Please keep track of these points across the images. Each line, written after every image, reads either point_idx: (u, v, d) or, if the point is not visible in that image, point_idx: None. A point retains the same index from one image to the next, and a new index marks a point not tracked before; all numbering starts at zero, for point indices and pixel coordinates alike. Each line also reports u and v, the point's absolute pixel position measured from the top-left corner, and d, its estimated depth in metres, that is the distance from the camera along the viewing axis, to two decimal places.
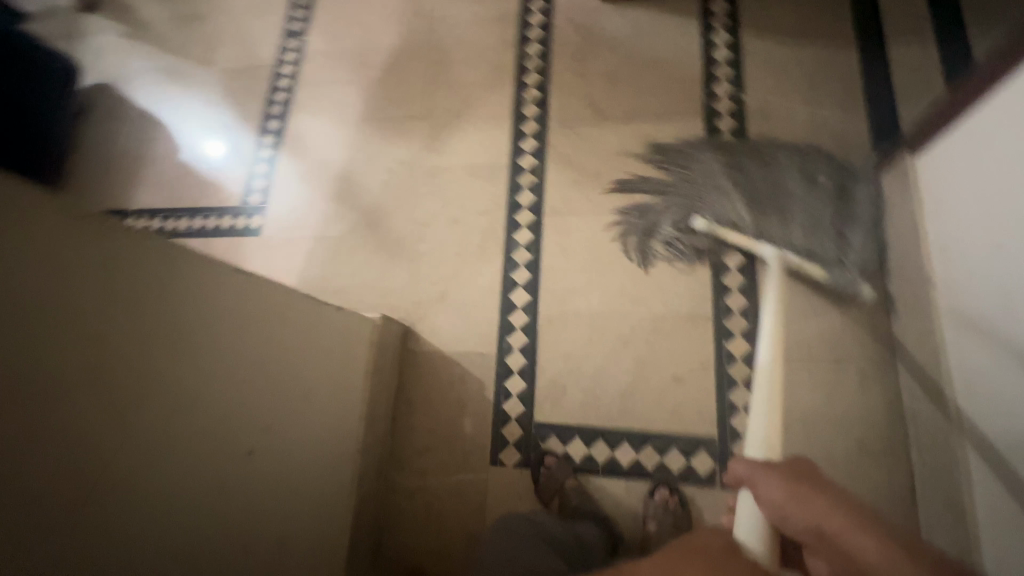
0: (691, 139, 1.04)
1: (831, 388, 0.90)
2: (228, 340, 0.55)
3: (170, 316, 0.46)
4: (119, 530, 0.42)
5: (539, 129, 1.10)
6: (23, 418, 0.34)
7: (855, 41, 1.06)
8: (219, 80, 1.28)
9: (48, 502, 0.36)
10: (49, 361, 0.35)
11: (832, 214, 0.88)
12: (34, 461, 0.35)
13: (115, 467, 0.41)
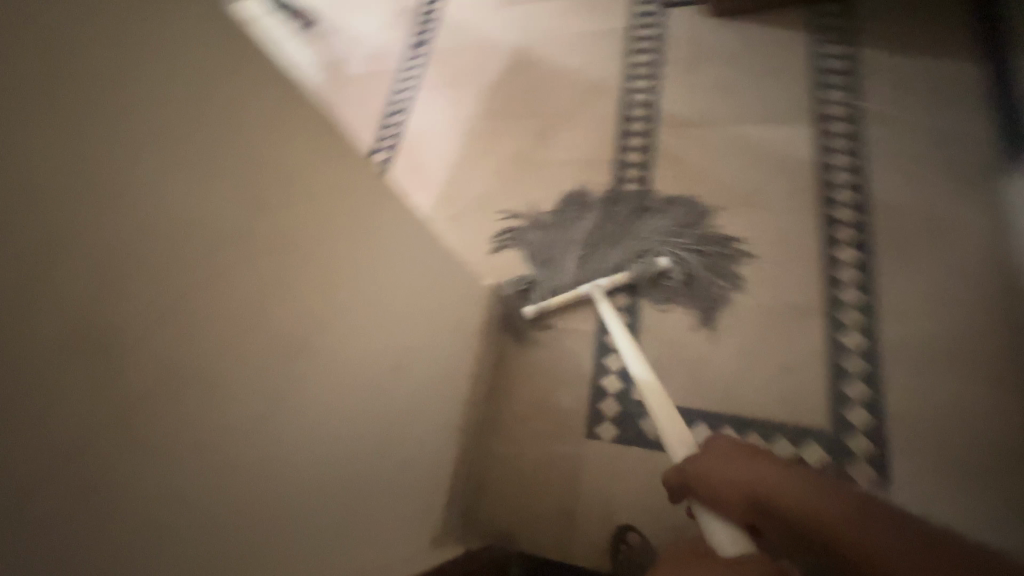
0: (802, 139, 1.05)
1: (965, 393, 0.81)
2: (394, 264, 0.68)
3: (366, 227, 0.61)
4: (318, 386, 0.54)
5: (647, 128, 1.16)
6: (285, 265, 0.47)
7: (976, 48, 1.03)
8: (356, 77, 1.49)
9: (286, 337, 0.48)
10: (302, 228, 0.49)
11: (624, 227, 1.05)
12: (286, 304, 0.48)
13: (321, 332, 0.53)
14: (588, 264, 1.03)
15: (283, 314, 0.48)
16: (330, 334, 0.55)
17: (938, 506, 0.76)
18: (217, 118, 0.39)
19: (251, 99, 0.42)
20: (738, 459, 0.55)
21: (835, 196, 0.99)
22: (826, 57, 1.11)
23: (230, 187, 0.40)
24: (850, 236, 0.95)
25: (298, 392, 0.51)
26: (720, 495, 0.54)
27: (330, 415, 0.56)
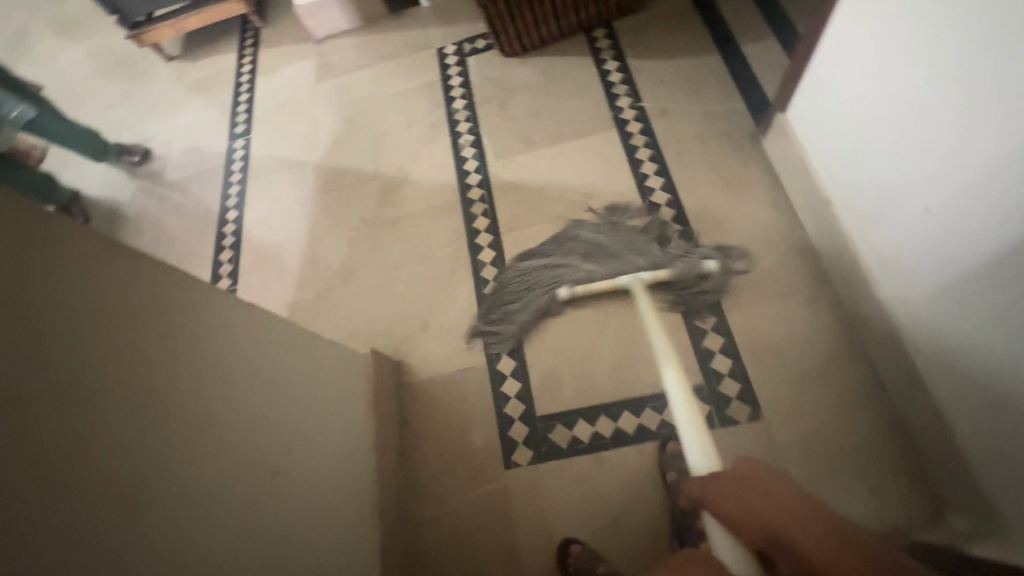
0: (609, 144, 1.20)
1: (791, 315, 0.94)
2: (240, 370, 0.66)
3: (191, 340, 0.59)
4: (180, 523, 0.49)
5: (480, 164, 1.24)
6: (98, 409, 0.44)
7: (712, 42, 1.25)
8: (180, 181, 1.43)
9: (122, 483, 0.45)
10: (112, 365, 0.47)
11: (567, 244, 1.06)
12: (110, 448, 0.44)
13: (164, 465, 0.50)
14: (560, 285, 1.01)
15: (128, 443, 0.46)
16: (182, 455, 0.52)
17: (803, 417, 0.88)
18: (9, 273, 0.39)
19: (8, 228, 0.40)
20: (746, 493, 0.61)
21: (647, 184, 1.13)
22: (607, 72, 1.28)
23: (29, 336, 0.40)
24: (670, 213, 1.09)
25: (172, 519, 0.49)
26: (743, 525, 0.60)
27: (208, 540, 0.52)
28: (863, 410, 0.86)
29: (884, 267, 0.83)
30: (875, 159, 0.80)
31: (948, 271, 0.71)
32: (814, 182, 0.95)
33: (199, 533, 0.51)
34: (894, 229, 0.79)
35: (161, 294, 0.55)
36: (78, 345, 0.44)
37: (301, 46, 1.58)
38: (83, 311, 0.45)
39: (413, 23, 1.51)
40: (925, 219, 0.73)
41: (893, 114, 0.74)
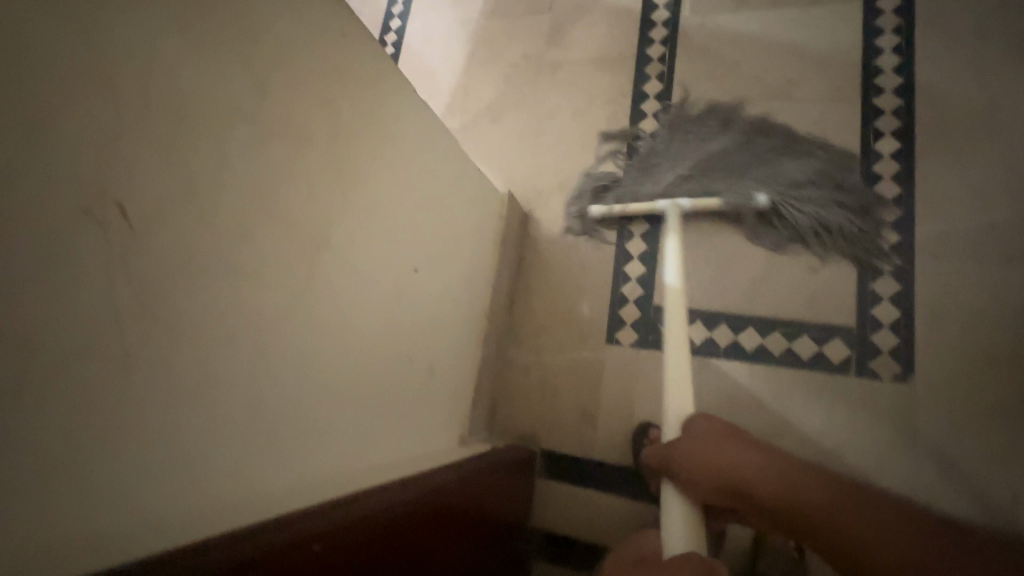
0: (845, 21, 0.95)
1: (998, 288, 0.79)
2: (415, 166, 0.65)
3: (384, 121, 0.57)
4: (338, 289, 0.53)
5: (673, 16, 1.06)
6: (300, 157, 0.45)
7: None
8: None
9: (305, 235, 0.47)
10: (317, 118, 0.46)
11: (732, 159, 0.90)
12: (301, 198, 0.46)
13: (338, 233, 0.51)
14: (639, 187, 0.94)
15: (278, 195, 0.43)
16: (354, 228, 0.54)
17: (961, 395, 0.77)
18: None
19: None
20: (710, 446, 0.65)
21: (876, 84, 0.91)
22: None
23: (215, 41, 0.36)
24: (892, 126, 0.89)
25: (315, 283, 0.49)
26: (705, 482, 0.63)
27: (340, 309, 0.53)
28: None
29: None
30: None
31: None
32: None
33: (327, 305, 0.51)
34: None
35: (367, 62, 0.53)
36: (289, 99, 0.43)
37: None
38: (297, 64, 0.43)
39: None
40: None
41: None
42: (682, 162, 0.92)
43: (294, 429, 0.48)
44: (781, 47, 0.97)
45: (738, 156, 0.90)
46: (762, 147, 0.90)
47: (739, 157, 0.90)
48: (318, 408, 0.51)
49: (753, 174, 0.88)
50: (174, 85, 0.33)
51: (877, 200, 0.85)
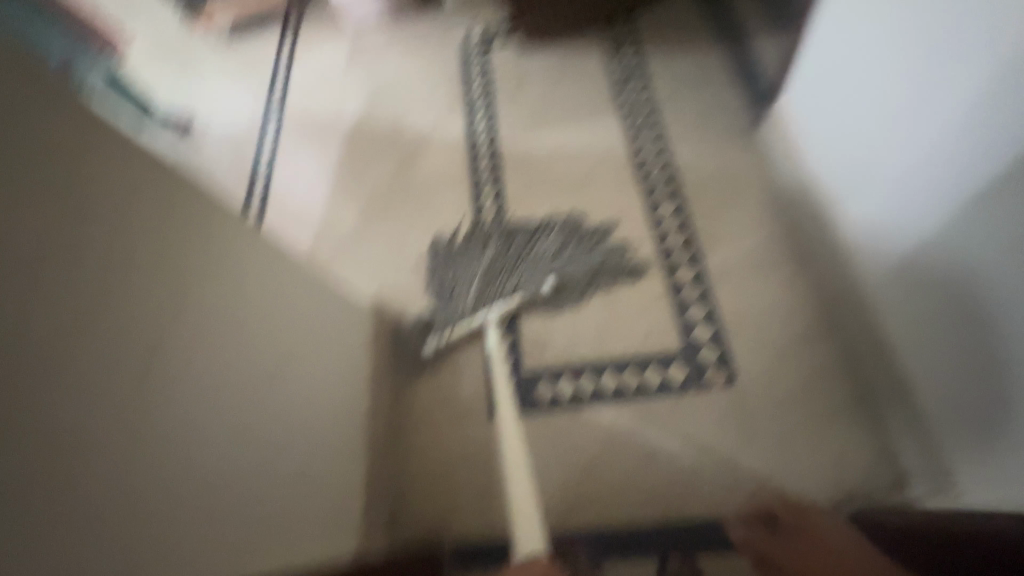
0: (616, 128, 1.25)
1: (775, 293, 0.98)
2: (251, 280, 0.72)
3: (206, 243, 0.64)
4: (169, 395, 0.54)
5: (493, 141, 1.32)
6: (111, 274, 0.50)
7: (722, 39, 1.30)
8: (217, 139, 1.57)
9: (123, 345, 0.49)
10: (128, 239, 0.52)
11: (508, 255, 1.09)
12: (114, 312, 0.49)
13: (164, 340, 0.54)
14: (456, 307, 1.06)
15: (154, 297, 0.54)
16: (185, 336, 0.58)
17: (778, 385, 0.91)
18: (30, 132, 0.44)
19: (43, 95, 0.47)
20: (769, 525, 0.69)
21: (647, 166, 1.18)
22: (619, 61, 1.35)
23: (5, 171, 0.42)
24: (666, 193, 1.14)
25: (139, 389, 0.50)
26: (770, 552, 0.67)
27: (223, 395, 0.61)
28: (837, 378, 0.89)
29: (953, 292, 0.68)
30: (959, 165, 0.64)
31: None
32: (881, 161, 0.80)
33: (201, 386, 0.58)
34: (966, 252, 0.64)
35: (178, 192, 0.62)
36: (94, 224, 0.49)
37: (338, 27, 1.70)
38: (102, 193, 0.50)
39: (444, 12, 1.62)
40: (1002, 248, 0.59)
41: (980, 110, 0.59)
42: (476, 273, 1.07)
43: (104, 559, 0.43)
44: (576, 152, 1.25)
45: (510, 254, 1.09)
46: (520, 243, 1.11)
47: (509, 255, 1.09)
48: (136, 529, 0.47)
49: (528, 264, 1.08)
50: (26, 227, 0.42)
51: (664, 257, 1.07)
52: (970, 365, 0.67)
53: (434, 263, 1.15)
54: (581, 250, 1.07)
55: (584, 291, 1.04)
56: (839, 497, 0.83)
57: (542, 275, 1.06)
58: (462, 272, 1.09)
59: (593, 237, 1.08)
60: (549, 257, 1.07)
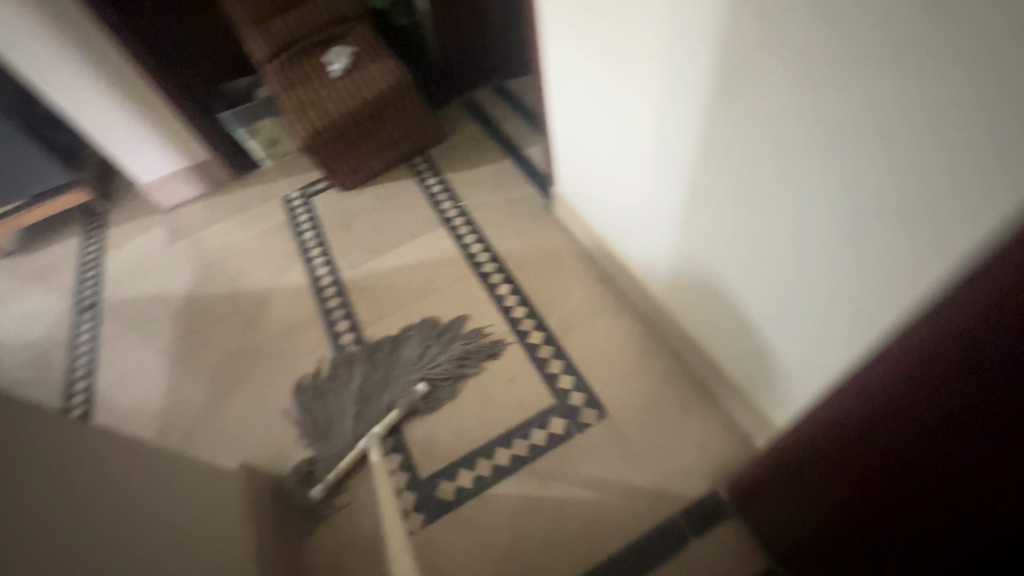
0: (442, 237, 1.43)
1: (607, 330, 1.16)
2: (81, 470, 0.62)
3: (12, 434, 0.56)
4: None
5: (335, 278, 1.39)
6: None
7: (503, 150, 1.61)
8: (20, 359, 1.42)
9: None
10: None
11: (376, 376, 1.16)
12: None
13: None
14: (338, 444, 1.07)
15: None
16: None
17: (637, 403, 1.05)
18: None
19: None
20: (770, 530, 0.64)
21: (477, 260, 1.35)
22: (428, 186, 1.57)
23: None
24: (499, 277, 1.31)
25: None
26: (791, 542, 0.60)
27: None
28: (676, 380, 1.06)
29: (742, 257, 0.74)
30: (698, 153, 0.70)
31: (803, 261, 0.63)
32: (636, 165, 0.87)
33: (117, 521, 0.61)
34: (738, 220, 0.70)
35: None
36: None
37: (150, 219, 1.71)
38: None
39: (259, 183, 1.74)
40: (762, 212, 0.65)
41: (695, 109, 0.66)
42: (345, 405, 1.13)
43: None
44: (413, 264, 1.38)
45: (375, 374, 1.16)
46: (384, 360, 1.19)
47: (376, 374, 1.16)
48: None
49: (396, 377, 1.15)
50: None
51: (516, 325, 1.21)
52: (758, 319, 0.78)
53: (305, 409, 1.16)
54: (440, 346, 1.18)
55: (454, 382, 1.13)
56: (715, 477, 0.95)
57: (412, 382, 1.13)
58: (335, 410, 1.13)
59: (447, 332, 1.21)
60: (414, 363, 1.16)
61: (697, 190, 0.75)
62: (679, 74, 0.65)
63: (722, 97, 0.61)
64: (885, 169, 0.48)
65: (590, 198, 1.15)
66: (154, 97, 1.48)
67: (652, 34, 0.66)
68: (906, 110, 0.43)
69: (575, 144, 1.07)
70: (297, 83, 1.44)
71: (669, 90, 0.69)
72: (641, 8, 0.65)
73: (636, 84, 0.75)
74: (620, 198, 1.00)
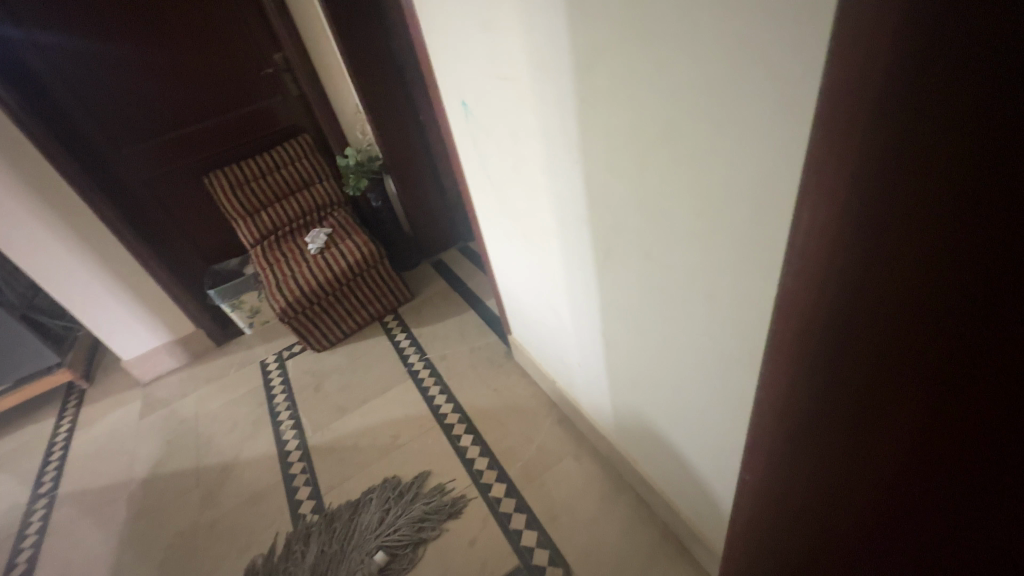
0: (408, 388, 1.48)
1: (569, 475, 1.15)
2: None
3: None
4: None
5: (300, 441, 1.40)
6: None
7: (465, 302, 1.75)
8: None
9: None
10: None
11: (333, 547, 1.12)
12: None
13: None
14: None
15: None
16: None
17: (602, 555, 1.00)
18: None
19: None
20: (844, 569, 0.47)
21: (441, 412, 1.38)
22: (397, 341, 1.67)
23: None
24: (462, 426, 1.33)
25: None
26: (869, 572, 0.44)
27: None
28: (639, 524, 1.03)
29: (670, 386, 0.75)
30: (607, 289, 0.75)
31: (722, 385, 0.63)
32: (564, 305, 0.93)
33: None
34: (657, 351, 0.72)
35: None
36: None
37: (127, 392, 1.77)
38: None
39: (238, 349, 1.84)
40: (672, 340, 0.67)
41: (594, 251, 0.72)
42: None
43: None
44: (378, 420, 1.40)
45: (332, 544, 1.12)
46: (342, 527, 1.16)
47: (333, 545, 1.12)
48: None
49: (353, 547, 1.11)
50: None
51: (479, 476, 1.19)
52: (703, 447, 0.76)
53: None
54: (401, 507, 1.16)
55: (414, 546, 1.09)
56: None
57: (369, 551, 1.09)
58: None
59: (409, 490, 1.19)
60: (372, 529, 1.13)
61: (614, 322, 0.78)
62: (571, 251, 0.79)
63: (603, 270, 0.73)
64: (751, 297, 0.50)
65: (538, 339, 1.20)
66: (149, 281, 1.66)
67: (546, 220, 0.81)
68: (743, 268, 0.49)
69: (515, 299, 1.19)
70: (277, 263, 1.61)
71: (572, 237, 0.76)
72: (534, 203, 0.81)
73: (547, 234, 0.83)
74: (558, 335, 1.05)
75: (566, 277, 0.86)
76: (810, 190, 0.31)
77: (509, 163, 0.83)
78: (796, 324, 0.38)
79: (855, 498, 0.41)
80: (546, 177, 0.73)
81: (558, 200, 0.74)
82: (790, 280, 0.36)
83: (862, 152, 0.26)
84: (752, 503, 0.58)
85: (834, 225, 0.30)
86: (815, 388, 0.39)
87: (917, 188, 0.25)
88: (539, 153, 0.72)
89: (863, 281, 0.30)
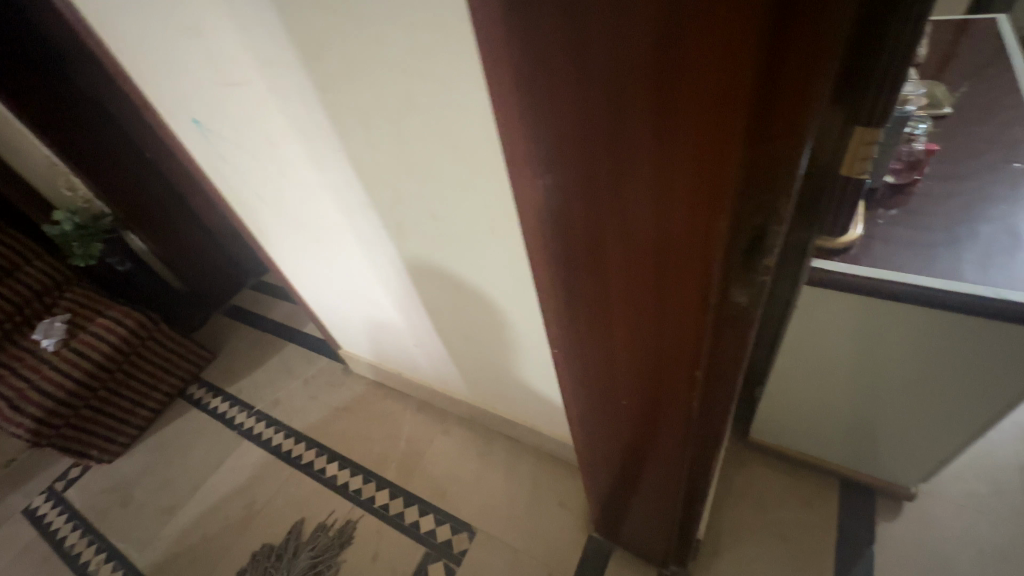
0: (247, 449, 1.31)
1: (444, 451, 1.20)
2: None
3: None
4: None
5: (126, 570, 1.14)
6: None
7: (280, 338, 1.60)
8: None
9: None
10: None
11: None
12: None
13: None
14: None
15: None
16: None
17: (495, 501, 1.08)
18: None
19: None
20: (664, 431, 0.53)
21: (294, 455, 1.27)
22: (213, 408, 1.45)
23: None
24: (322, 458, 1.24)
25: None
26: (676, 421, 0.50)
27: None
28: (515, 459, 1.15)
29: (492, 328, 0.84)
30: (410, 261, 0.80)
31: (526, 308, 0.75)
32: (379, 293, 0.95)
33: None
34: (470, 300, 0.81)
35: None
36: None
37: None
38: None
39: None
40: (478, 285, 0.76)
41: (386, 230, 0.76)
42: None
43: None
44: (223, 499, 1.22)
45: None
46: None
47: None
48: None
49: None
50: None
51: (358, 495, 1.15)
52: (535, 368, 0.88)
53: None
54: (285, 568, 1.06)
55: None
56: (582, 522, 1.02)
57: None
58: None
59: (287, 548, 1.09)
60: None
61: (426, 288, 0.84)
62: (366, 238, 0.81)
63: (400, 244, 0.77)
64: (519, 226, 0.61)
65: (369, 341, 1.20)
66: None
67: (330, 216, 0.81)
68: (504, 204, 0.59)
69: (332, 310, 1.16)
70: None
71: (360, 225, 0.78)
72: (314, 202, 0.80)
73: (336, 231, 0.84)
74: (386, 326, 1.07)
75: (369, 265, 0.88)
76: (500, 92, 0.31)
77: (273, 171, 0.79)
78: (550, 242, 0.39)
79: (647, 367, 0.45)
80: (314, 170, 0.73)
81: (336, 193, 0.75)
82: (521, 178, 0.36)
83: (535, 63, 0.28)
84: (584, 422, 0.62)
85: (541, 134, 0.31)
86: (587, 288, 0.41)
87: (577, 63, 0.26)
88: (298, 150, 0.71)
89: (573, 153, 0.31)
